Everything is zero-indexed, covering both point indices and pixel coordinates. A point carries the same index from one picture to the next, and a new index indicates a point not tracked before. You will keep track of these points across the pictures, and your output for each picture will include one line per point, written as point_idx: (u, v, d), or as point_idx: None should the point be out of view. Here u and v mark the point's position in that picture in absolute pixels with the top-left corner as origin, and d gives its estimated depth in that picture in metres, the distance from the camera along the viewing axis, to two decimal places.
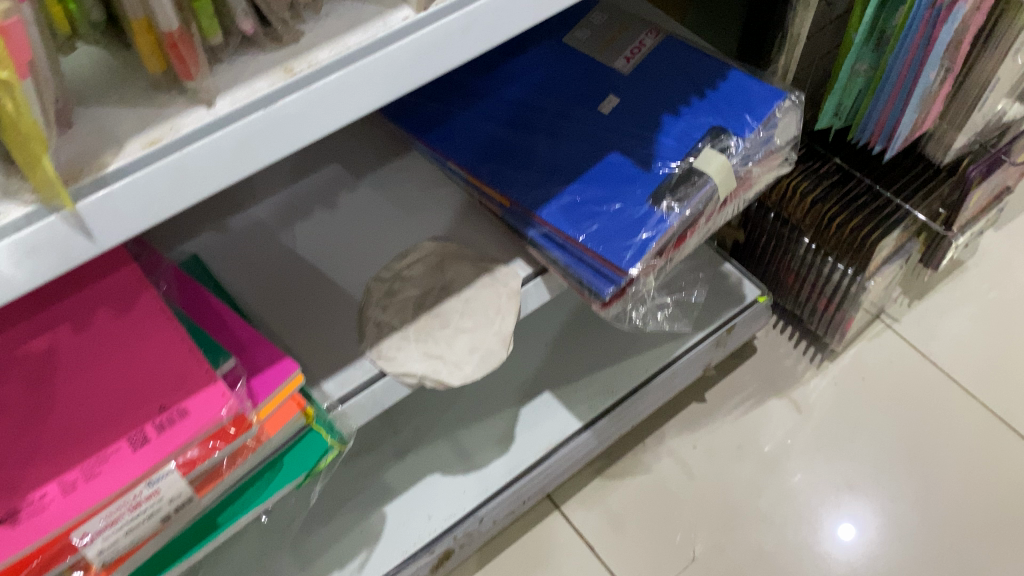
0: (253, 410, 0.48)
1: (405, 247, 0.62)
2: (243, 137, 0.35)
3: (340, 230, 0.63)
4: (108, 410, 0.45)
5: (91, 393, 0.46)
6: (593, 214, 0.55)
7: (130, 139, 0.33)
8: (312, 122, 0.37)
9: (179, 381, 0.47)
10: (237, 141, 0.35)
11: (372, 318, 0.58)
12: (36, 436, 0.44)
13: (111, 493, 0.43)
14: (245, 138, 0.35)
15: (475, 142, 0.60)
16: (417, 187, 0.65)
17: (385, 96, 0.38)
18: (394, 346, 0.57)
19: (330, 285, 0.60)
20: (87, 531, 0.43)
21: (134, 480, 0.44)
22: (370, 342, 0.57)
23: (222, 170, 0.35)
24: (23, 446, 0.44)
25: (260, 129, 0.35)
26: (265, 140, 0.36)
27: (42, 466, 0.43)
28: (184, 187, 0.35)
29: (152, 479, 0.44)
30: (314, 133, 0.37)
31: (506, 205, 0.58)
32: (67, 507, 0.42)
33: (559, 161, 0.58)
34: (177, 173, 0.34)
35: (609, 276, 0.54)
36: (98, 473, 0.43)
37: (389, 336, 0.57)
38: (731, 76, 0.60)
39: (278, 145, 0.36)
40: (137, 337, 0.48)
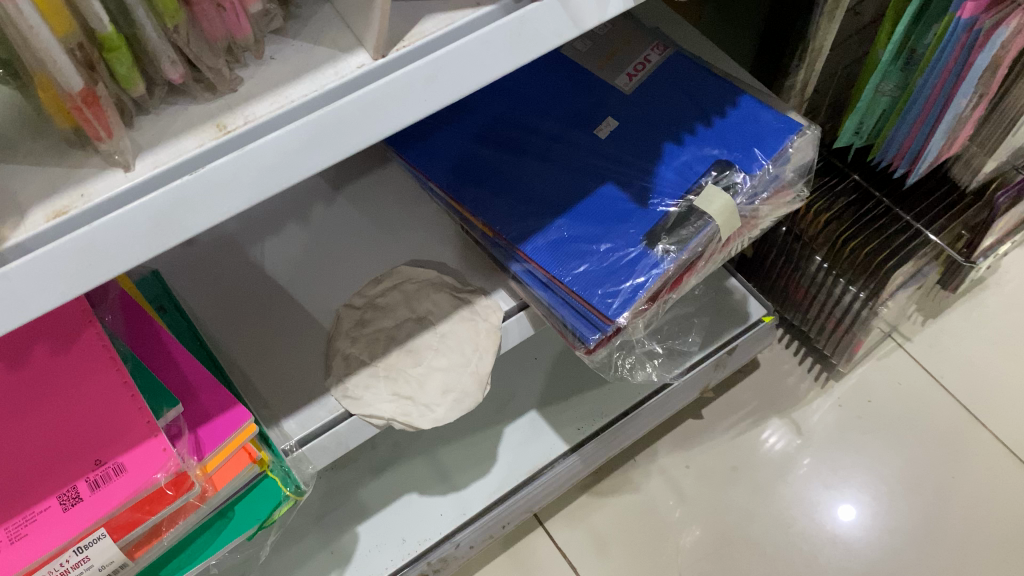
0: (196, 466, 0.44)
1: (381, 272, 0.57)
2: (165, 205, 0.30)
3: (312, 248, 0.59)
4: (37, 463, 0.42)
5: (20, 442, 0.42)
6: (582, 254, 0.51)
7: (32, 208, 0.29)
8: (250, 186, 0.32)
9: (117, 432, 0.43)
10: (159, 209, 0.30)
11: (338, 350, 0.54)
12: None
13: (35, 561, 0.39)
14: (168, 206, 0.31)
15: (459, 163, 0.56)
16: (397, 203, 0.61)
17: (337, 154, 0.34)
18: (362, 383, 0.52)
19: (298, 310, 0.56)
20: None
21: (61, 547, 0.40)
22: (336, 377, 0.52)
23: (141, 243, 0.31)
24: None
25: (186, 196, 0.31)
26: (191, 210, 0.31)
27: None
28: (94, 263, 0.30)
29: (81, 545, 0.41)
30: (253, 198, 0.32)
31: (489, 235, 0.54)
32: None
33: (549, 190, 0.54)
34: (87, 248, 0.30)
35: (596, 322, 0.50)
36: (21, 537, 0.39)
37: (355, 372, 0.53)
38: (742, 103, 0.55)
39: (208, 212, 0.32)
40: (75, 379, 0.44)
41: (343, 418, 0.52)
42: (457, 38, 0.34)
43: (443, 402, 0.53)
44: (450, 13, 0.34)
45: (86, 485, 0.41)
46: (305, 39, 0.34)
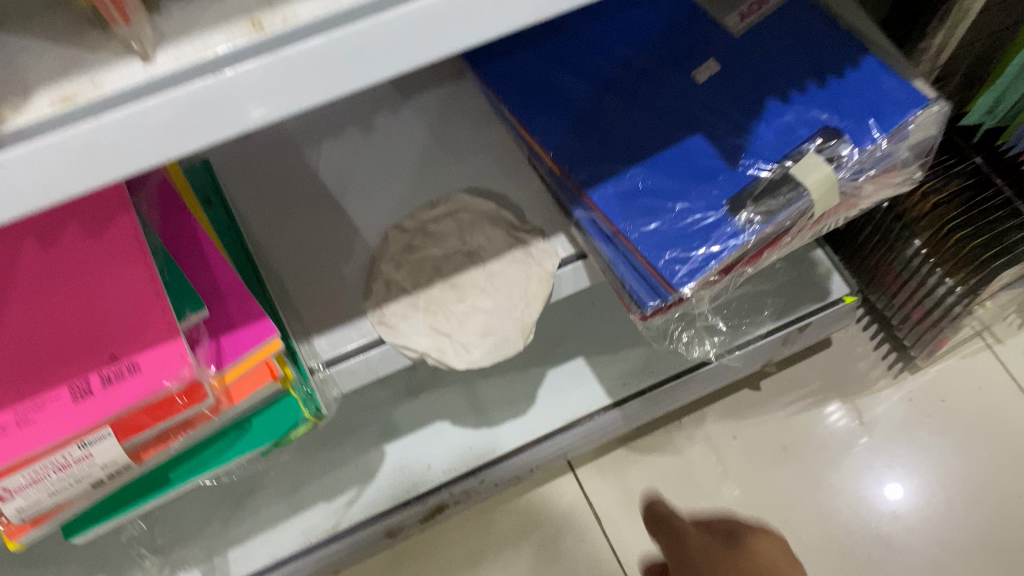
0: (213, 376, 0.42)
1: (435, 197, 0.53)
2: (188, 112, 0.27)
3: (368, 159, 0.55)
4: (54, 349, 0.40)
5: (39, 324, 0.41)
6: (654, 211, 0.46)
7: (38, 91, 0.26)
8: (281, 97, 0.28)
9: (137, 329, 0.41)
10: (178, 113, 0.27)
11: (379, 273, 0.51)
12: None
13: (38, 450, 0.38)
14: (185, 112, 0.27)
15: (537, 90, 0.51)
16: (467, 122, 0.56)
17: (383, 74, 0.30)
18: (400, 311, 0.49)
19: (345, 225, 0.53)
20: (8, 486, 0.39)
21: (65, 440, 0.39)
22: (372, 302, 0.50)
23: (156, 149, 0.28)
24: None
25: (206, 99, 0.27)
26: (212, 121, 0.28)
27: None
28: (100, 162, 0.27)
29: (86, 441, 0.39)
30: (283, 111, 0.29)
31: (556, 173, 0.50)
32: None
33: (629, 133, 0.49)
34: (92, 143, 0.27)
35: (657, 288, 0.46)
36: (28, 422, 0.38)
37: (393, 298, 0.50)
38: (864, 65, 0.49)
39: (231, 125, 0.28)
40: (102, 266, 0.43)
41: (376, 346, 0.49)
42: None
43: (483, 345, 0.50)
44: None
45: (99, 380, 0.40)
46: None
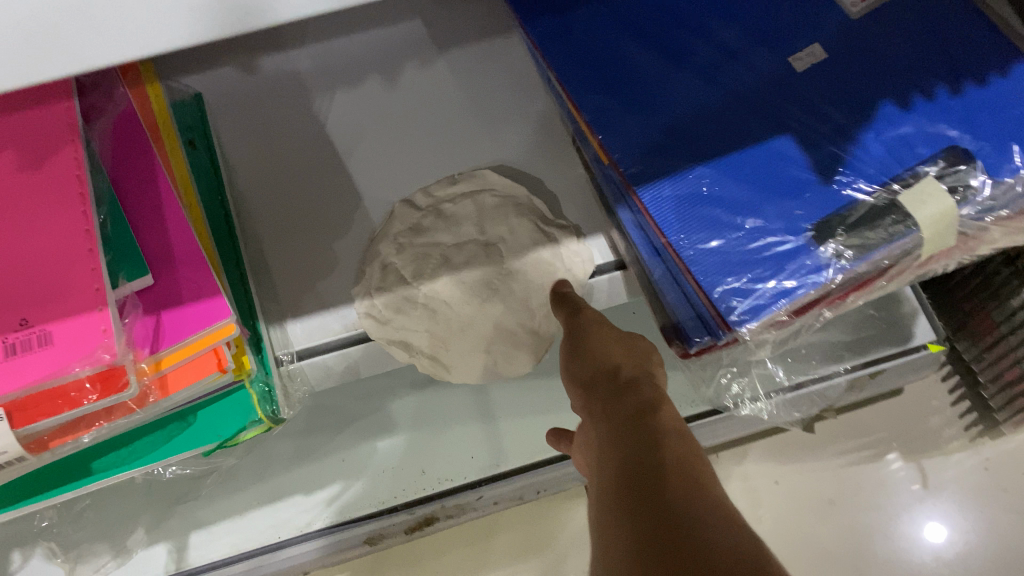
0: (144, 361, 0.34)
1: (456, 172, 0.45)
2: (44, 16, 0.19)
3: (384, 115, 0.47)
4: None
5: None
6: (717, 225, 0.37)
7: None
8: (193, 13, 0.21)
9: (57, 291, 0.33)
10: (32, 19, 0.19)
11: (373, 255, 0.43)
12: None
13: None
14: (44, 12, 0.20)
15: (595, 57, 0.42)
16: (509, 87, 0.47)
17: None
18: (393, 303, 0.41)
19: (347, 191, 0.45)
20: None
21: None
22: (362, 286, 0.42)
23: (1, 61, 0.20)
24: None
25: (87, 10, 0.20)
26: (89, 35, 0.21)
27: None
28: None
29: None
30: (193, 29, 0.22)
31: (603, 162, 0.41)
32: None
33: (699, 124, 0.39)
34: None
35: (708, 322, 0.36)
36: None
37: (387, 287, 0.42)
38: (1015, 72, 0.38)
39: (109, 37, 0.21)
40: (28, 207, 0.35)
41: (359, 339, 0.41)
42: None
43: (486, 358, 0.44)
44: None
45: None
46: None
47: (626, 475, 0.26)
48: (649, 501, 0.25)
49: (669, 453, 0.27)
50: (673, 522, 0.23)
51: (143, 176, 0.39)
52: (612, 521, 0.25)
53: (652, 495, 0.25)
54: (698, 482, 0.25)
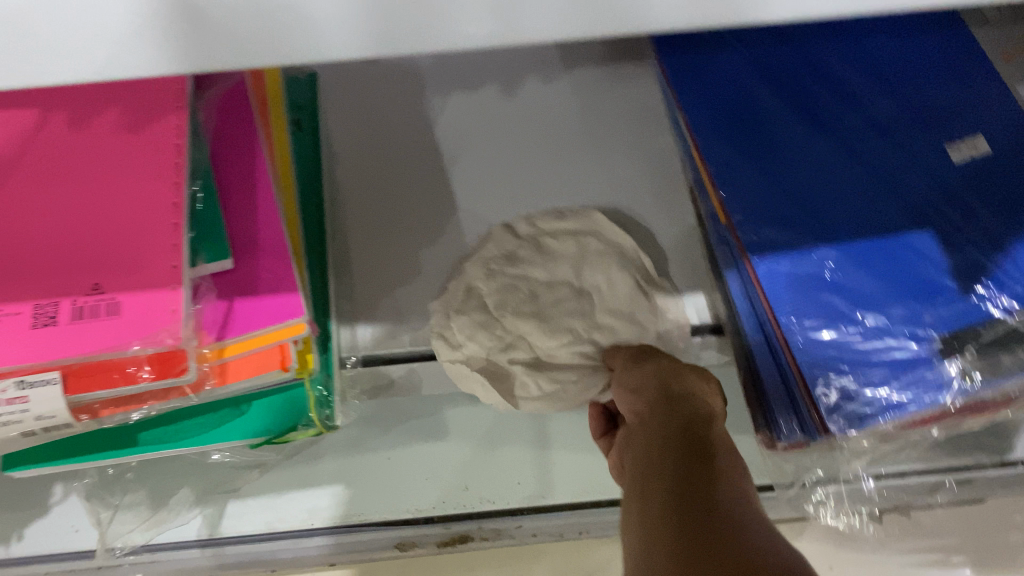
0: (207, 347, 0.33)
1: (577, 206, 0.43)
2: (152, 46, 0.18)
3: (494, 126, 0.45)
4: (31, 255, 0.32)
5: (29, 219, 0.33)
6: (833, 315, 0.34)
7: None
8: (318, 42, 0.18)
9: (135, 261, 0.33)
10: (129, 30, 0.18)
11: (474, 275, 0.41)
12: None
13: None
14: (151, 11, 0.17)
15: (731, 105, 0.40)
16: (630, 118, 0.45)
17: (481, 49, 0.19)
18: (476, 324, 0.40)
19: (442, 201, 0.43)
20: None
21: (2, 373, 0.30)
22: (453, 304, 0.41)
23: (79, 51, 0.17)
24: None
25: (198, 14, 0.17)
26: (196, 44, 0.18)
27: None
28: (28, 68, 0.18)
29: (27, 381, 0.31)
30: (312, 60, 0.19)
31: (720, 220, 0.38)
32: None
33: (832, 198, 0.36)
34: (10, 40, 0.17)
35: (803, 418, 0.33)
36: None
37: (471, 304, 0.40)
38: None
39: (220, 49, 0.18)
40: (125, 170, 0.34)
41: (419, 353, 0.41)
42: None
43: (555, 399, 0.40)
44: None
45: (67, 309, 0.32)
46: None
47: (674, 498, 0.26)
48: (698, 515, 0.25)
49: (720, 479, 0.27)
50: (720, 541, 0.23)
51: (242, 152, 0.38)
52: (657, 542, 0.24)
53: (699, 518, 0.25)
54: (749, 520, 0.25)
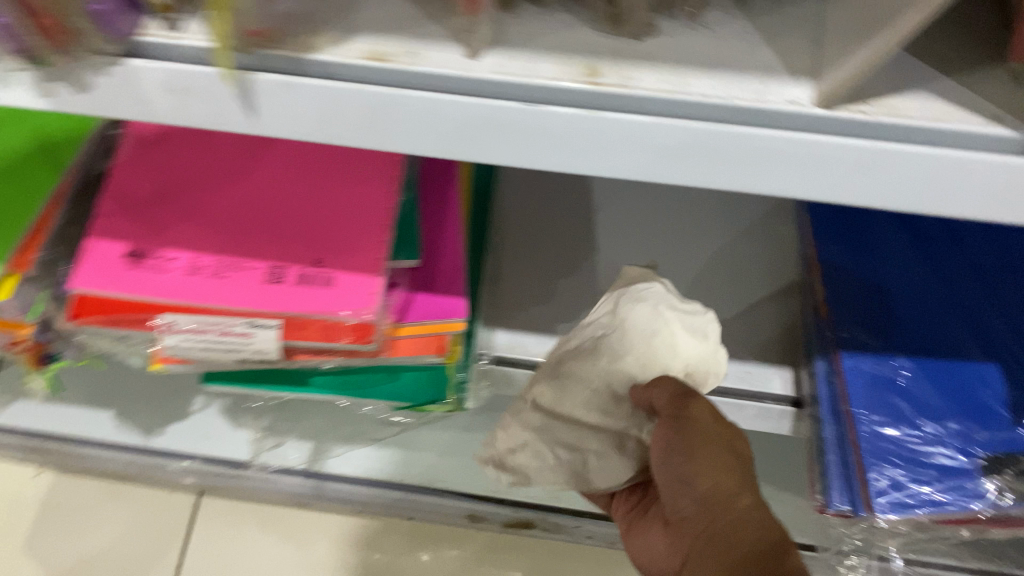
0: (388, 325, 0.42)
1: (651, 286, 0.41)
2: (465, 133, 0.27)
3: (631, 200, 0.53)
4: (273, 225, 0.42)
5: (274, 196, 0.43)
6: (896, 416, 0.40)
7: (358, 36, 0.26)
8: (569, 152, 0.27)
9: (350, 246, 0.41)
10: (455, 131, 0.27)
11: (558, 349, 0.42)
12: (209, 202, 0.43)
13: (215, 306, 0.40)
14: (470, 110, 0.26)
15: (852, 218, 0.46)
16: (758, 208, 0.53)
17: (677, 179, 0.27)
18: (557, 399, 0.40)
19: (580, 248, 0.51)
20: (177, 321, 0.40)
21: (240, 311, 0.40)
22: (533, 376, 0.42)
23: (418, 125, 0.27)
24: (194, 199, 0.43)
25: (497, 120, 0.26)
26: (491, 137, 0.27)
27: (191, 230, 0.42)
28: (381, 131, 0.27)
29: (256, 322, 0.40)
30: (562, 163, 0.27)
31: (821, 314, 0.45)
32: (178, 288, 0.40)
33: (921, 318, 0.42)
34: (374, 109, 0.26)
35: (853, 494, 0.40)
36: (221, 277, 0.40)
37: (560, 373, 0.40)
38: None
39: (505, 143, 0.27)
40: (352, 174, 0.44)
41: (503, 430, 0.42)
42: (898, 142, 0.24)
43: None
44: (947, 106, 0.24)
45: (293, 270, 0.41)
46: (753, 28, 0.26)
47: None
48: None
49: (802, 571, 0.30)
50: None
51: (438, 189, 0.47)
52: None
53: None
54: None
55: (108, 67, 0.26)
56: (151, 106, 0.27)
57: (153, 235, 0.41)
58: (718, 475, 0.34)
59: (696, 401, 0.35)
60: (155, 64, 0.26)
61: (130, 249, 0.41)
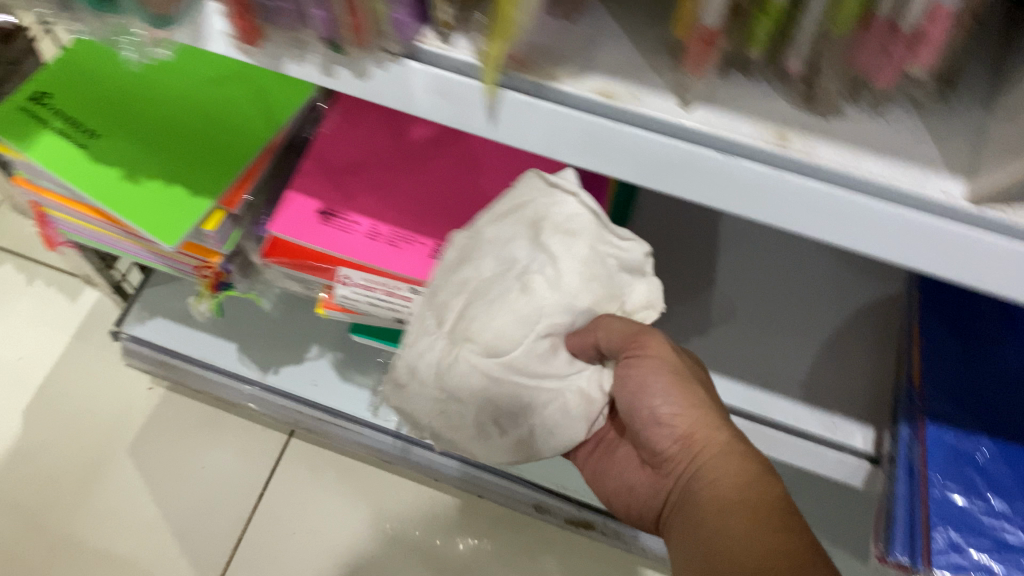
0: None
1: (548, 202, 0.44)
2: (665, 169, 0.32)
3: (752, 251, 0.60)
4: (446, 210, 0.48)
5: (450, 184, 0.49)
6: (969, 487, 0.44)
7: (592, 74, 0.31)
8: (745, 198, 0.32)
9: None
10: (656, 164, 0.32)
11: (473, 283, 0.43)
12: (395, 179, 0.49)
13: (389, 270, 0.46)
14: (674, 150, 0.32)
15: (960, 301, 0.50)
16: (871, 275, 0.58)
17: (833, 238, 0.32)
18: (498, 352, 0.42)
19: (699, 287, 0.59)
20: (352, 276, 0.47)
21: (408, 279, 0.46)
22: (444, 314, 0.44)
23: (627, 155, 0.33)
24: (382, 173, 0.49)
25: (694, 162, 0.31)
26: (684, 173, 0.32)
27: (376, 201, 0.48)
28: (594, 150, 0.33)
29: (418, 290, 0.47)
30: (737, 205, 0.33)
31: (912, 383, 0.49)
32: (359, 248, 0.46)
33: (1005, 406, 0.46)
34: (594, 134, 0.32)
35: (914, 549, 0.43)
36: (397, 246, 0.47)
37: (489, 325, 0.42)
38: None
39: (694, 182, 0.32)
40: (518, 177, 0.50)
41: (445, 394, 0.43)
42: None
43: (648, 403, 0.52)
44: None
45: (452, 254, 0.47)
46: (927, 125, 0.31)
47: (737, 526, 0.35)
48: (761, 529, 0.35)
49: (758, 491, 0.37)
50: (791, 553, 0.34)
51: None
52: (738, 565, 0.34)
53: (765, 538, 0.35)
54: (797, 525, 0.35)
55: (387, 64, 0.33)
56: (412, 99, 0.34)
57: (343, 199, 0.48)
58: (682, 400, 0.41)
59: (660, 339, 0.42)
60: (424, 68, 0.32)
61: (321, 207, 0.48)
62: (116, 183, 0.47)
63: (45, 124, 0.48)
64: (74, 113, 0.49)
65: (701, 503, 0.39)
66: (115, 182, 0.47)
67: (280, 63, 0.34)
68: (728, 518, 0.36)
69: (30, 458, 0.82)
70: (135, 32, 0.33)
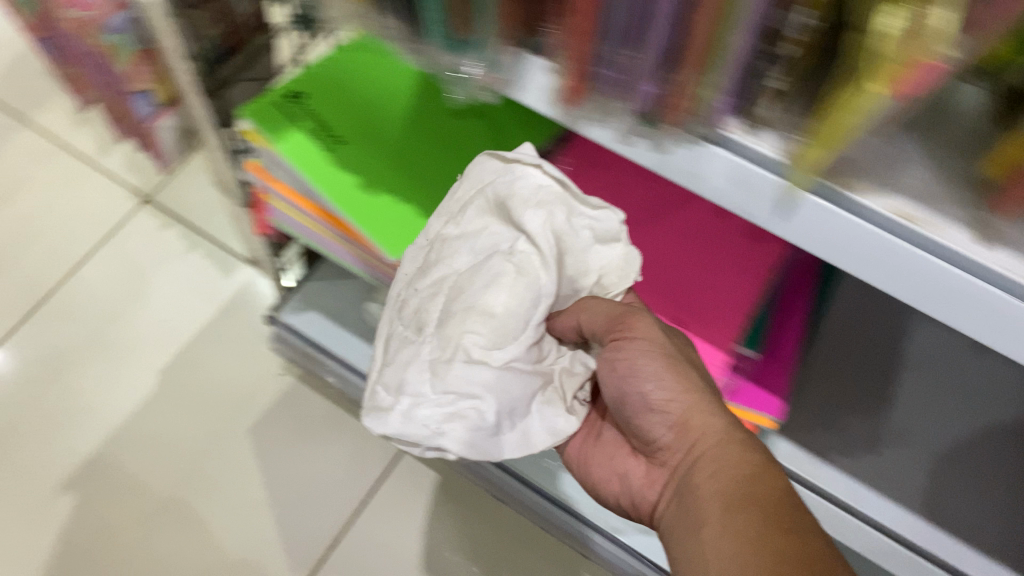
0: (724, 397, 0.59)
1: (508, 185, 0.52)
2: (945, 294, 0.38)
3: (937, 375, 0.65)
4: (672, 289, 0.61)
5: (676, 265, 0.62)
6: None
7: (897, 195, 0.37)
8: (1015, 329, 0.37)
9: (717, 326, 0.59)
10: (941, 288, 0.38)
11: (461, 280, 0.51)
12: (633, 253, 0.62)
13: None
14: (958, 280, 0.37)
15: None
16: None
17: None
18: (480, 342, 0.49)
19: (878, 401, 0.64)
20: None
21: None
22: (428, 322, 0.51)
23: (912, 279, 0.38)
24: None
25: (976, 293, 0.37)
26: (963, 301, 0.38)
27: None
28: (877, 263, 0.39)
29: None
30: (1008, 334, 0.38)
31: None
32: None
33: None
34: (882, 251, 0.38)
35: None
36: None
37: (485, 323, 0.49)
38: None
39: (969, 309, 0.38)
40: (729, 271, 0.61)
41: (444, 401, 0.48)
42: None
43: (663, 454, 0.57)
44: None
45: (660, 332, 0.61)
46: None
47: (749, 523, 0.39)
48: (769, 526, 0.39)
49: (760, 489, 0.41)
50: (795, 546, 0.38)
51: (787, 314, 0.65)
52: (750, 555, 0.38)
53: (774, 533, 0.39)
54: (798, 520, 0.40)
55: (695, 143, 0.40)
56: (719, 187, 0.41)
57: None
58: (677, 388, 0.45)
59: (645, 320, 0.46)
60: (734, 156, 0.39)
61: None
62: (354, 191, 0.61)
63: (303, 126, 0.63)
64: (326, 121, 0.64)
65: (706, 493, 0.42)
66: (353, 189, 0.61)
67: (580, 121, 0.44)
68: (732, 509, 0.41)
69: (162, 413, 0.97)
70: (467, 70, 0.43)
